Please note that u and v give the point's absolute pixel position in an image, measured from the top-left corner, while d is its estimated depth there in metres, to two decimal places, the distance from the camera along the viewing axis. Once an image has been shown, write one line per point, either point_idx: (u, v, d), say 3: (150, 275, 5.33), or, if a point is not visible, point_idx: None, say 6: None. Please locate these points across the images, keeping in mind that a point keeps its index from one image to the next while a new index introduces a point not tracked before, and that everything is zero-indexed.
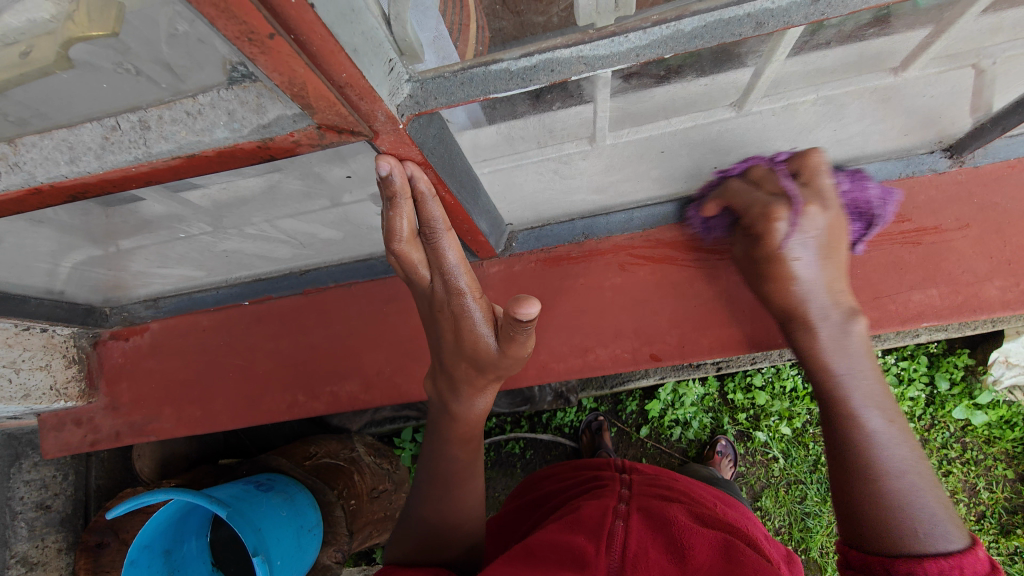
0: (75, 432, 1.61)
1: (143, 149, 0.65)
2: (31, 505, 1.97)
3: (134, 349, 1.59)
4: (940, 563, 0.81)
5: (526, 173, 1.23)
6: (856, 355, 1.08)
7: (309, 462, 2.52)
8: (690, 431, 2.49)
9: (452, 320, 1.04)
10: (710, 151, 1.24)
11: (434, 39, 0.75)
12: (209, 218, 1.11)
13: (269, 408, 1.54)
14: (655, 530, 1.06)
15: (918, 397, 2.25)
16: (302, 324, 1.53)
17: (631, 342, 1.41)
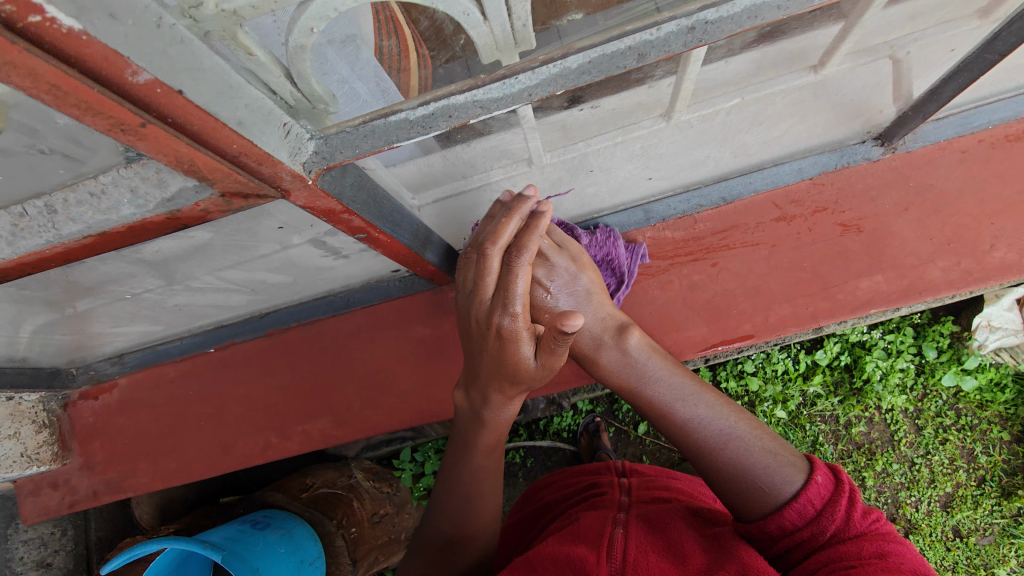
0: (52, 495, 1.60)
1: (53, 233, 0.66)
2: (31, 565, 1.96)
3: (104, 407, 1.59)
4: (796, 506, 0.86)
5: (462, 201, 1.28)
6: (647, 362, 1.08)
7: (306, 493, 2.53)
8: None
9: (493, 340, 0.98)
10: (643, 164, 1.26)
11: (378, 82, 0.72)
12: (156, 275, 1.12)
13: (243, 453, 1.54)
14: (655, 535, 0.96)
15: (907, 368, 2.26)
16: (267, 367, 1.54)
17: None
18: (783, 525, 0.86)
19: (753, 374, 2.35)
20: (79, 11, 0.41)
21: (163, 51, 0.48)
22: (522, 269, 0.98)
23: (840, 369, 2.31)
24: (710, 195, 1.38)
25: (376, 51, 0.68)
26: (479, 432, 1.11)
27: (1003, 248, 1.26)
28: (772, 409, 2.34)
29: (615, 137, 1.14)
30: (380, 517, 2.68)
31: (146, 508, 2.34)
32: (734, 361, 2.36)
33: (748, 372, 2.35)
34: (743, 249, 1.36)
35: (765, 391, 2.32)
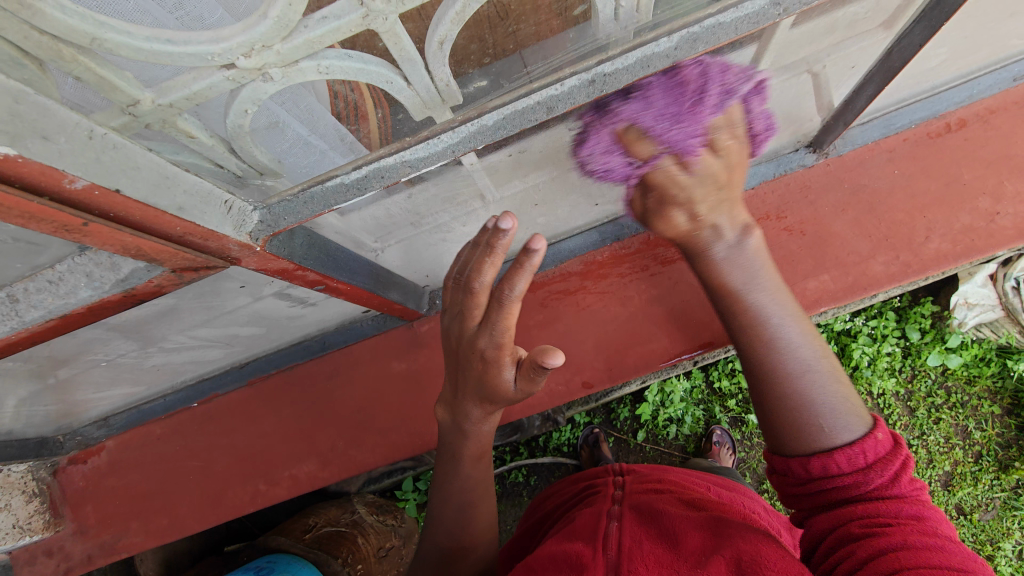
0: (47, 563, 1.61)
1: (16, 319, 0.69)
2: None
3: (94, 469, 1.61)
4: (847, 453, 0.79)
5: (418, 244, 1.34)
6: (756, 266, 0.90)
7: (309, 534, 2.59)
8: (685, 426, 2.54)
9: (481, 375, 0.88)
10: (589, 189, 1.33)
11: (343, 138, 0.83)
12: (131, 339, 1.16)
13: (233, 503, 1.57)
14: (646, 522, 1.00)
15: (894, 352, 2.33)
16: (251, 415, 1.57)
17: (564, 374, 1.46)
18: (828, 467, 0.80)
19: None
20: (13, 139, 0.46)
21: (96, 158, 0.54)
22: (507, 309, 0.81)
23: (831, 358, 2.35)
24: None
25: (334, 111, 0.78)
26: (461, 442, 1.10)
27: (937, 238, 1.33)
28: None
29: (554, 172, 1.23)
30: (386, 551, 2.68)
31: (151, 565, 2.46)
32: (726, 361, 2.53)
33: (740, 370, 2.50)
34: None
35: None
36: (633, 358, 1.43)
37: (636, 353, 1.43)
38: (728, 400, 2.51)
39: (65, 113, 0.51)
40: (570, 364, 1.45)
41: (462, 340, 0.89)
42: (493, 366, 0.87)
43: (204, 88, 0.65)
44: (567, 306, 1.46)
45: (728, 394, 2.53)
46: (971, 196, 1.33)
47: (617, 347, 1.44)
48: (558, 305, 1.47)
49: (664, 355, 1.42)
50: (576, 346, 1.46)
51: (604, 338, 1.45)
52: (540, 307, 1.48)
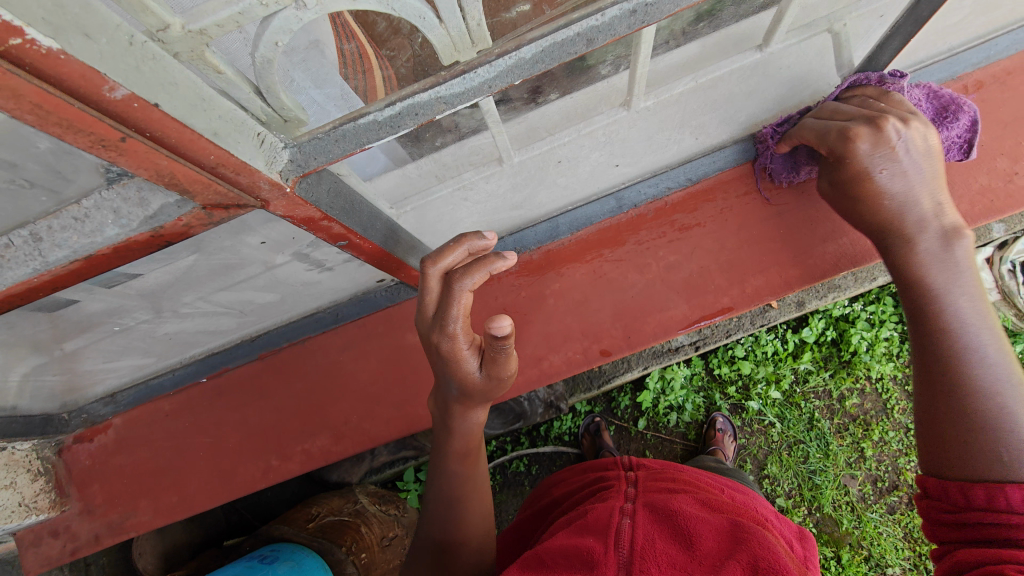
0: (53, 544, 1.56)
1: (39, 260, 0.67)
2: None
3: (100, 448, 1.58)
4: None
5: (438, 207, 1.30)
6: (965, 272, 0.92)
7: (313, 524, 2.59)
8: (686, 414, 2.53)
9: (441, 353, 0.96)
10: (607, 154, 1.31)
11: (343, 96, 0.83)
12: (143, 301, 1.14)
13: (246, 479, 1.54)
14: (662, 520, 0.96)
15: (892, 337, 2.41)
16: (263, 390, 1.54)
17: (581, 342, 1.44)
18: (995, 498, 0.74)
19: (744, 358, 2.51)
20: (57, 31, 0.44)
21: (136, 67, 0.52)
22: (461, 296, 0.89)
23: (829, 345, 2.47)
24: (676, 176, 1.43)
25: (339, 54, 0.78)
26: (449, 440, 1.16)
27: (955, 200, 1.34)
28: (766, 390, 2.48)
29: (575, 133, 1.21)
30: (389, 540, 2.65)
31: (150, 558, 2.44)
32: (725, 347, 2.53)
33: (739, 356, 2.50)
34: (713, 224, 1.41)
35: (758, 373, 2.49)
36: (650, 326, 1.42)
37: (655, 320, 1.41)
38: (728, 386, 2.51)
39: (106, 12, 0.49)
40: (588, 332, 1.44)
41: (428, 325, 0.97)
42: (448, 344, 0.93)
43: (238, 13, 0.56)
44: (583, 274, 1.45)
45: (727, 380, 2.53)
46: (988, 157, 1.34)
47: (635, 314, 1.42)
48: (574, 273, 1.45)
49: (682, 321, 1.41)
50: (593, 315, 1.44)
51: (621, 306, 1.44)
52: (557, 275, 1.45)
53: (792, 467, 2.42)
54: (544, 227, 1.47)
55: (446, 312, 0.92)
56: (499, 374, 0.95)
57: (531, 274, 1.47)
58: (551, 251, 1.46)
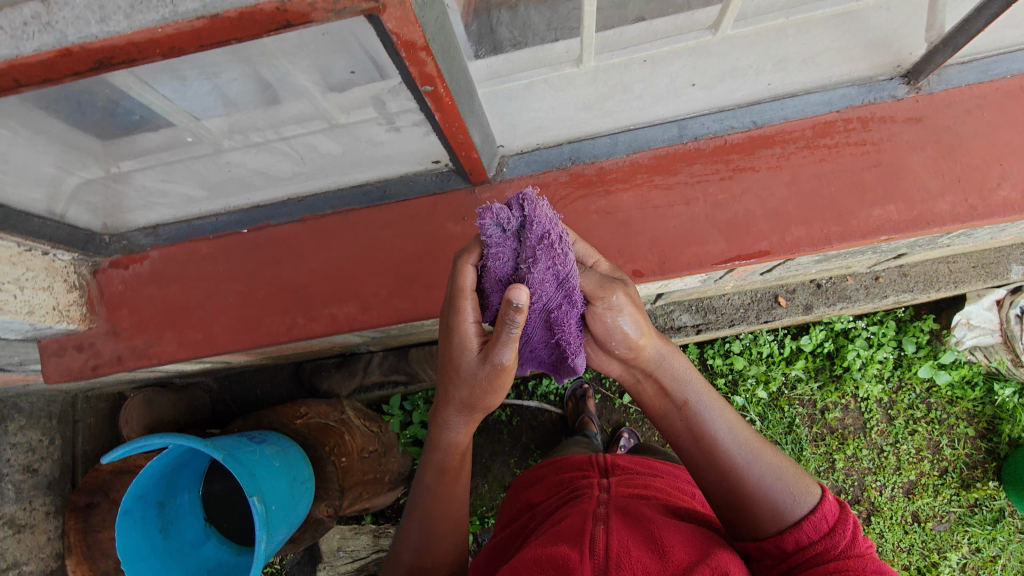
0: (76, 357, 1.63)
1: (169, 9, 0.73)
2: (19, 466, 2.86)
3: (134, 276, 1.63)
4: (812, 521, 1.16)
5: (522, 107, 1.35)
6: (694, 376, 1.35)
7: (300, 420, 3.12)
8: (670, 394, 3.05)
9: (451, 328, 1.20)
10: (687, 66, 1.28)
11: None
12: (223, 118, 1.19)
13: (270, 331, 1.60)
14: (632, 530, 1.21)
15: (886, 359, 2.96)
16: (300, 250, 1.59)
17: (615, 260, 1.47)
18: (800, 539, 1.14)
19: (740, 354, 3.01)
20: None
21: None
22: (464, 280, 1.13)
23: (823, 356, 3.01)
24: (742, 117, 1.44)
25: None
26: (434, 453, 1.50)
27: (1008, 187, 1.37)
28: (755, 387, 2.98)
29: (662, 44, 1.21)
30: (368, 451, 3.26)
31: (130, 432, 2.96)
32: (722, 342, 3.01)
33: (735, 351, 3.00)
34: (765, 173, 1.43)
35: (749, 370, 2.98)
36: (686, 258, 1.45)
37: (691, 253, 1.45)
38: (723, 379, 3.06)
39: None
40: (624, 252, 1.47)
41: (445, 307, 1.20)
42: (459, 322, 1.18)
43: None
44: (629, 197, 1.47)
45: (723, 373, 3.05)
46: None
47: (674, 244, 1.45)
48: (622, 194, 1.47)
49: (719, 257, 1.44)
50: (633, 237, 1.47)
51: (661, 234, 1.46)
52: (604, 194, 1.48)
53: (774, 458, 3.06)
54: (604, 141, 1.49)
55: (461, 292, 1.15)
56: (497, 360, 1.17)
57: (580, 187, 1.49)
58: (604, 168, 1.49)
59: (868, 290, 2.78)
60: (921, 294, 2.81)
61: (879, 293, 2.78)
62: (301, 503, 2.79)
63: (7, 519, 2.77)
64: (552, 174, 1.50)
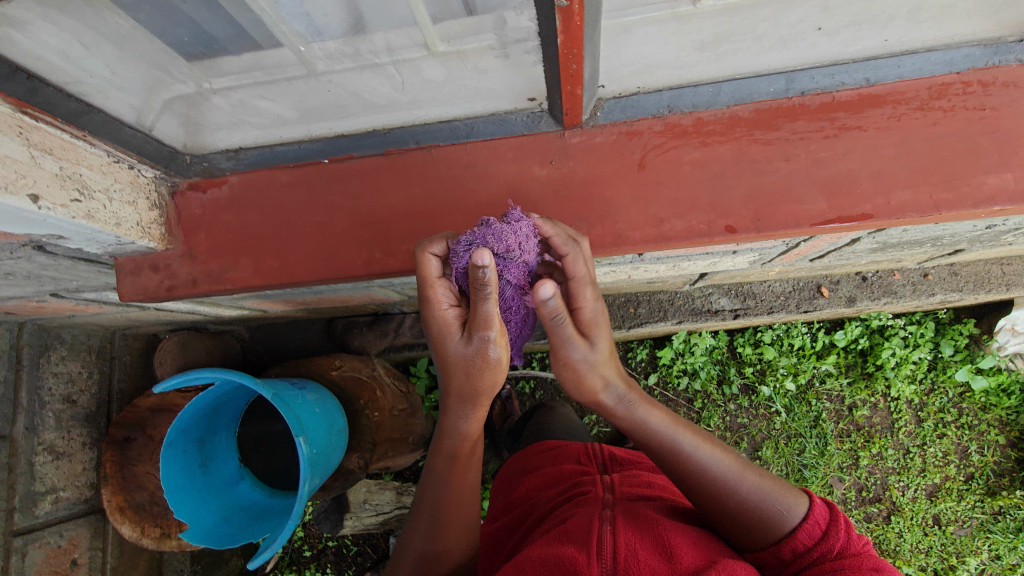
0: (151, 277, 1.64)
1: None
2: (58, 396, 2.91)
3: (213, 201, 1.63)
4: (805, 529, 1.43)
5: (632, 45, 1.26)
6: (665, 418, 1.62)
7: (335, 372, 3.14)
8: (697, 378, 3.43)
9: (432, 315, 1.51)
10: (820, 10, 1.19)
11: None
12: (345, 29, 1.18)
13: (346, 264, 1.59)
14: (638, 533, 1.46)
15: (921, 360, 3.31)
16: (380, 185, 1.57)
17: (707, 215, 1.43)
18: (798, 549, 1.41)
19: (769, 345, 3.37)
20: None
21: None
22: (430, 277, 1.45)
23: (856, 353, 3.37)
24: (856, 73, 1.37)
25: None
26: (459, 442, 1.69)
27: None
28: (783, 377, 3.35)
29: None
30: (398, 410, 3.34)
31: None
32: (753, 333, 3.40)
33: (764, 342, 3.37)
34: (873, 133, 1.37)
35: (778, 361, 3.35)
36: (782, 215, 1.40)
37: (789, 211, 1.40)
38: (746, 366, 3.40)
39: None
40: (717, 206, 1.42)
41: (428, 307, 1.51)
42: (436, 310, 1.49)
43: None
44: (726, 150, 1.43)
45: (747, 362, 3.41)
46: None
47: (772, 201, 1.41)
48: (718, 147, 1.43)
49: (819, 218, 1.40)
50: (727, 191, 1.42)
51: (758, 190, 1.42)
52: (700, 145, 1.44)
53: (786, 455, 3.32)
54: (707, 90, 1.40)
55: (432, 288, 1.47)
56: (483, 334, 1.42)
57: (674, 138, 1.45)
58: (702, 120, 1.44)
59: (913, 288, 3.11)
60: (970, 296, 3.11)
61: (927, 294, 3.08)
62: (335, 452, 2.82)
63: (48, 445, 2.84)
64: (646, 123, 1.46)
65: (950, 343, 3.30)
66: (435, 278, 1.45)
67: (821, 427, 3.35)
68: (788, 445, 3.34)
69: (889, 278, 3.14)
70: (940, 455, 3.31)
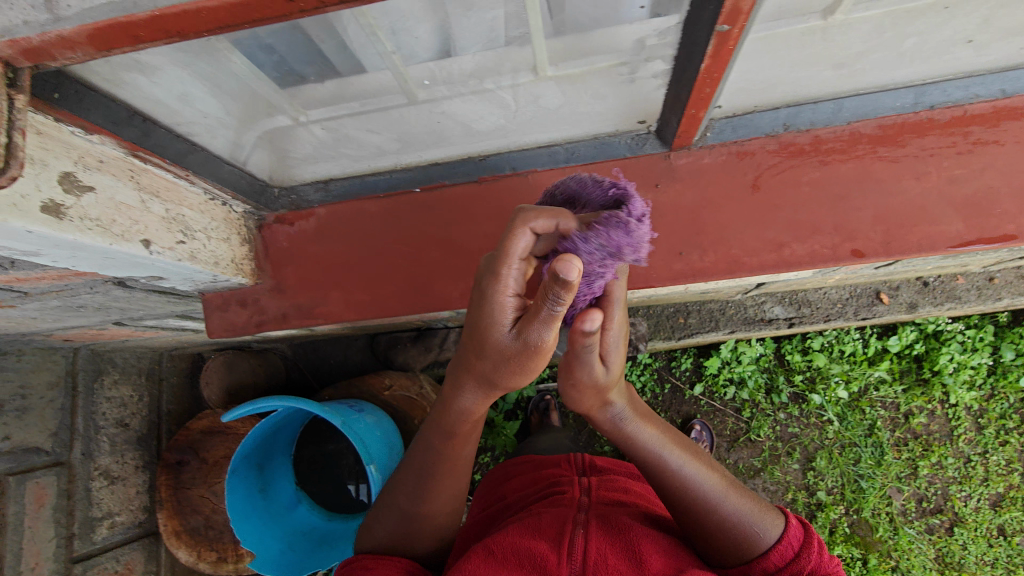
0: (240, 312, 1.60)
1: None
2: (112, 422, 2.73)
3: (299, 233, 1.58)
4: (778, 549, 1.33)
5: (765, 62, 1.18)
6: (658, 433, 1.44)
7: (387, 392, 3.10)
8: (745, 389, 2.95)
9: (489, 299, 1.09)
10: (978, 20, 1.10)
11: None
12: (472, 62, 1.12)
13: (443, 296, 1.55)
14: (611, 539, 1.37)
15: (980, 365, 2.83)
16: (474, 213, 1.52)
17: (831, 238, 1.36)
18: (758, 565, 1.32)
19: (818, 351, 2.90)
20: None
21: None
22: (512, 249, 1.02)
23: (910, 358, 2.88)
24: (991, 85, 1.28)
25: None
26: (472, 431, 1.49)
27: None
28: (834, 387, 2.88)
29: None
30: None
31: (215, 389, 2.90)
32: (801, 338, 2.91)
33: (814, 348, 2.89)
34: (1011, 148, 1.29)
35: (830, 368, 2.89)
36: (915, 237, 1.34)
37: (922, 232, 1.33)
38: (796, 373, 2.91)
39: None
40: (842, 229, 1.35)
41: (484, 272, 1.11)
42: (497, 294, 1.08)
43: None
44: (848, 169, 1.35)
45: (794, 368, 2.93)
46: None
47: (903, 222, 1.34)
48: (840, 165, 1.35)
49: (953, 240, 1.33)
50: (853, 213, 1.35)
51: (887, 210, 1.34)
52: (819, 164, 1.36)
53: (841, 465, 2.85)
54: (827, 107, 1.32)
55: (505, 261, 1.04)
56: (533, 342, 1.07)
57: (791, 158, 1.37)
58: (821, 137, 1.36)
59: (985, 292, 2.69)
60: None
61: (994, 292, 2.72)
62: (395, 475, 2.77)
63: (103, 470, 2.67)
64: (759, 142, 1.38)
65: (1011, 346, 2.80)
66: (517, 259, 1.04)
67: (876, 436, 2.87)
68: (842, 456, 2.87)
69: (953, 282, 2.62)
70: (1004, 462, 2.83)
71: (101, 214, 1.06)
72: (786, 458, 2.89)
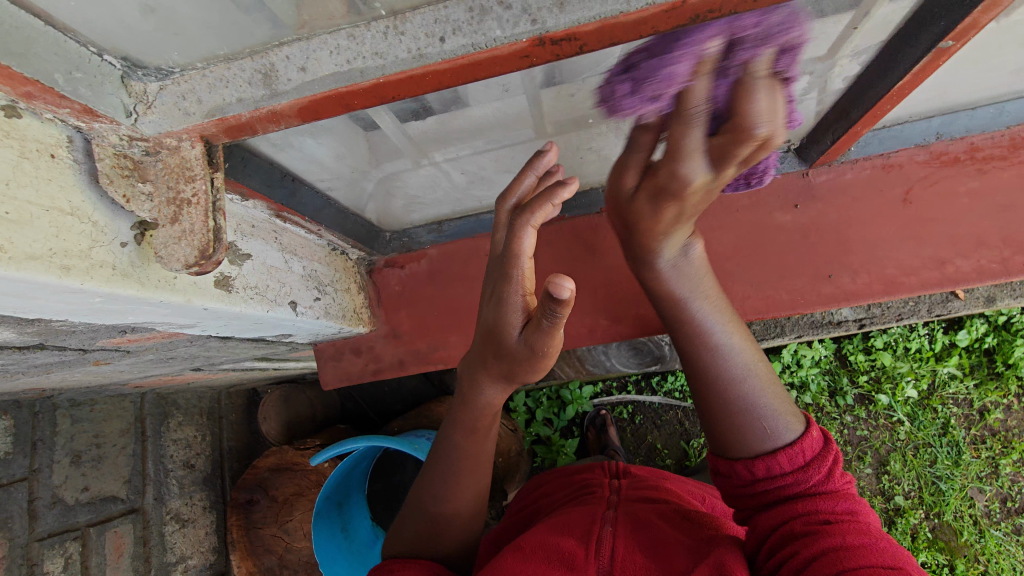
0: (354, 361, 1.56)
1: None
2: (179, 463, 2.49)
3: (412, 275, 1.53)
4: (788, 452, 1.02)
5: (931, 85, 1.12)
6: (700, 281, 1.15)
7: None
8: (809, 392, 2.62)
9: (499, 295, 1.03)
10: None
11: None
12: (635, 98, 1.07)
13: (569, 334, 1.51)
14: (641, 536, 1.15)
15: None
16: (600, 246, 1.46)
17: (999, 252, 1.27)
18: (770, 468, 1.02)
19: (883, 350, 2.61)
20: None
21: None
22: (523, 232, 1.01)
23: (981, 352, 2.58)
24: None
25: None
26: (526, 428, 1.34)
27: None
28: (902, 387, 2.59)
29: None
30: None
31: (272, 424, 2.72)
32: (863, 336, 2.63)
33: (877, 347, 2.61)
34: None
35: (897, 368, 2.59)
36: None
37: None
38: (860, 375, 2.62)
39: None
40: (1011, 241, 1.27)
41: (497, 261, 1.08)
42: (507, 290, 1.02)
43: None
44: (1011, 177, 1.26)
45: (859, 369, 2.63)
46: None
47: None
48: (1000, 173, 1.27)
49: None
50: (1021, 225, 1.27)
51: None
52: (978, 173, 1.27)
53: (917, 468, 2.56)
54: (986, 113, 1.23)
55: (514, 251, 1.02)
56: (539, 347, 0.98)
57: (947, 168, 1.28)
58: (975, 144, 1.28)
59: None
60: None
61: None
62: None
63: (174, 514, 2.45)
64: (907, 154, 1.30)
65: None
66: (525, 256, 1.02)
67: (951, 435, 2.57)
68: (916, 457, 2.58)
69: None
70: None
71: (258, 281, 1.02)
72: (857, 463, 2.59)
